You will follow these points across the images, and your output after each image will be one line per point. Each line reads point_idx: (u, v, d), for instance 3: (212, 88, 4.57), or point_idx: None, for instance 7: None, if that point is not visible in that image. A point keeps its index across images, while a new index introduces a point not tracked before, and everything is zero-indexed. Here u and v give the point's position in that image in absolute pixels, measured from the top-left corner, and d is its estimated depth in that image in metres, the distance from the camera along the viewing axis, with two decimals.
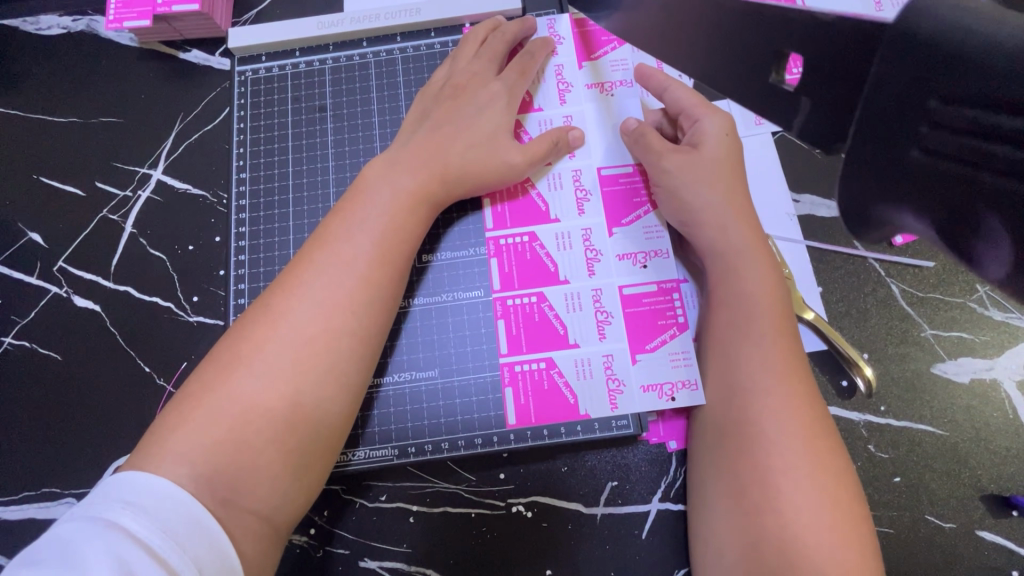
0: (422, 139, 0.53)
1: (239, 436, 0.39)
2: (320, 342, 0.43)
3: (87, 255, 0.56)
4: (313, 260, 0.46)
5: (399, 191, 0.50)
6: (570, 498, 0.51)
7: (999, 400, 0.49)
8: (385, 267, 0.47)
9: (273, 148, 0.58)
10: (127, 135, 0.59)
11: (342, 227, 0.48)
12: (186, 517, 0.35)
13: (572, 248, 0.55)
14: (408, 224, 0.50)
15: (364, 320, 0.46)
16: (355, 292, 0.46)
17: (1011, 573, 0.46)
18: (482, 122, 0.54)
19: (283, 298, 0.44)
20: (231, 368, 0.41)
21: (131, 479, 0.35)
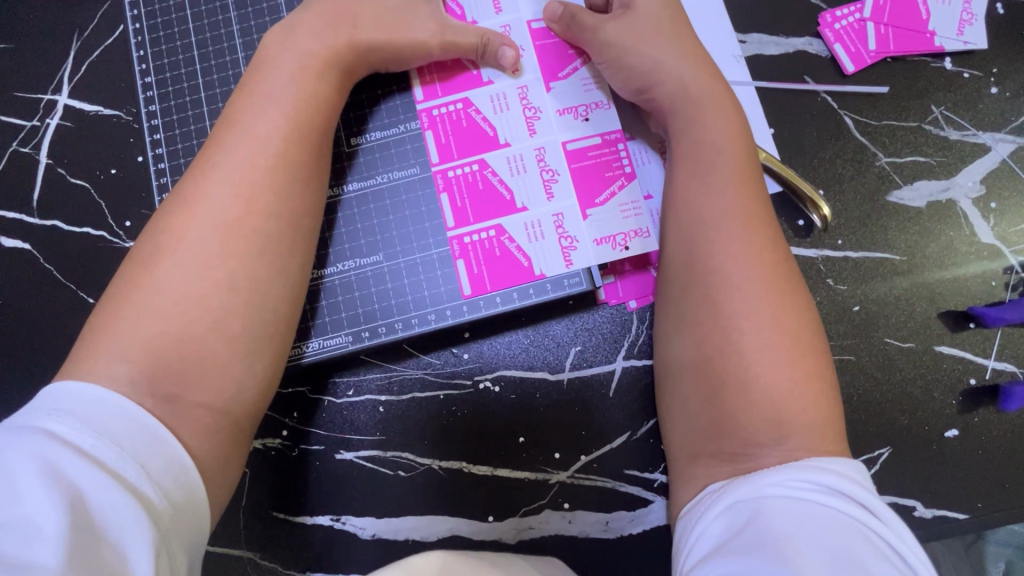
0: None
1: (178, 327, 0.38)
2: (242, 224, 0.41)
3: (8, 193, 0.56)
4: (222, 140, 0.42)
5: (304, 55, 0.44)
6: (536, 368, 0.50)
7: (955, 217, 0.50)
8: (300, 141, 0.43)
9: (175, 48, 0.54)
10: (22, 60, 0.59)
11: (248, 106, 0.43)
12: (118, 415, 0.34)
13: (509, 108, 0.48)
14: (319, 91, 0.44)
15: (288, 201, 0.43)
16: (270, 169, 0.42)
17: (968, 381, 0.49)
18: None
19: (194, 189, 0.41)
20: (148, 267, 0.39)
21: (55, 390, 0.35)
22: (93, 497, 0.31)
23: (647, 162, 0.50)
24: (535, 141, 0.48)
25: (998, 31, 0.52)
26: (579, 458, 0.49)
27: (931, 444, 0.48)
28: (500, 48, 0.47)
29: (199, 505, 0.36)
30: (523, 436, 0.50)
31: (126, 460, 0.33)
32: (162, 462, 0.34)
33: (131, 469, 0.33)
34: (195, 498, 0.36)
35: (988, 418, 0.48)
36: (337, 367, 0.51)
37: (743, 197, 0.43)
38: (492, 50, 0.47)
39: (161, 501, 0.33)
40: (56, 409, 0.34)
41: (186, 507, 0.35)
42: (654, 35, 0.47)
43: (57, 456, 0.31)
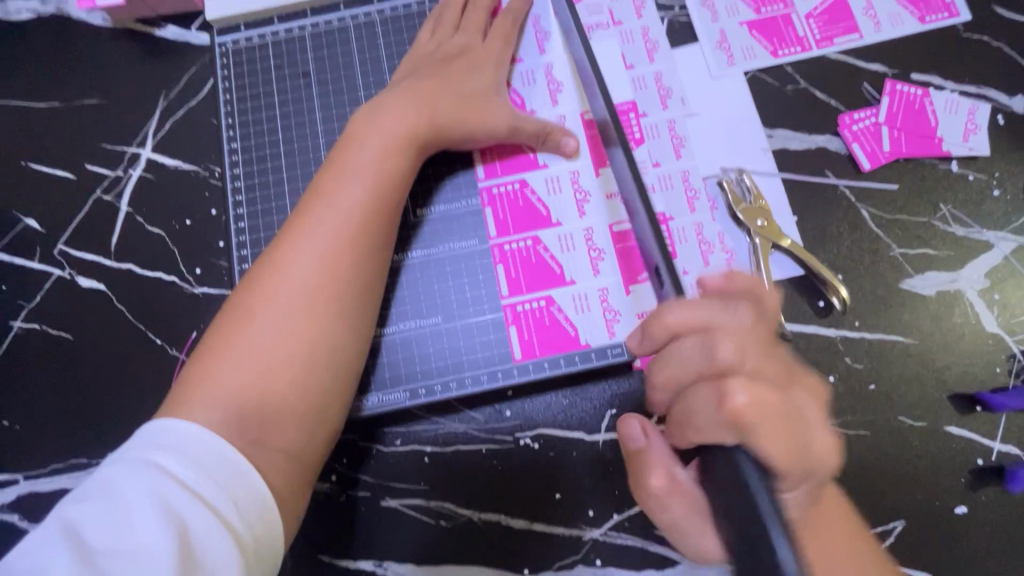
0: (407, 87, 0.51)
1: (265, 382, 0.42)
2: (325, 289, 0.45)
3: (89, 236, 0.61)
4: (311, 210, 0.47)
5: (387, 136, 0.49)
6: (573, 428, 0.54)
7: (962, 306, 0.55)
8: (379, 214, 0.48)
9: (260, 117, 0.58)
10: (112, 115, 0.64)
11: (336, 182, 0.48)
12: (211, 452, 0.38)
13: (562, 191, 0.54)
14: (397, 170, 0.49)
15: (365, 267, 0.47)
16: (353, 239, 0.47)
17: (975, 462, 0.52)
18: (466, 77, 0.53)
19: (285, 254, 0.46)
20: (241, 324, 0.44)
21: (158, 423, 0.39)
22: (193, 529, 0.35)
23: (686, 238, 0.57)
24: (585, 221, 0.53)
25: (999, 140, 0.58)
26: (611, 517, 0.52)
27: (942, 519, 0.51)
28: (562, 138, 0.53)
29: (276, 541, 0.39)
30: (559, 492, 0.53)
31: (218, 494, 0.37)
32: (248, 497, 0.38)
33: (223, 503, 0.36)
34: (274, 533, 0.39)
35: (995, 497, 0.51)
36: (387, 417, 0.54)
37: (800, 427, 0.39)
38: (554, 138, 0.53)
39: (247, 533, 0.37)
40: (160, 443, 0.37)
41: (267, 541, 0.38)
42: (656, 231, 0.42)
43: (164, 490, 0.35)
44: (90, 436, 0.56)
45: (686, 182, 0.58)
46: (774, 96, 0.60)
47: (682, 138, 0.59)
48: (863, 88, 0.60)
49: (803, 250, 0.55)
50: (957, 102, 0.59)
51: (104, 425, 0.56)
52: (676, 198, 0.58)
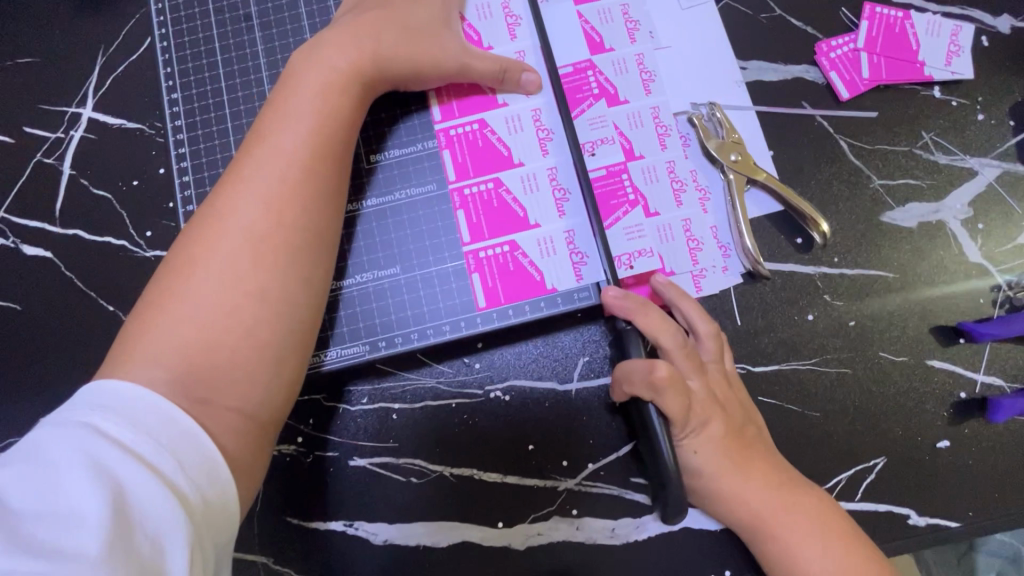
0: (352, 22, 0.48)
1: (206, 336, 0.40)
2: (268, 237, 0.43)
3: (31, 202, 0.58)
4: (252, 155, 0.44)
5: (331, 76, 0.46)
6: (544, 378, 0.52)
7: (945, 237, 0.53)
8: (327, 158, 0.45)
9: (201, 65, 0.55)
10: (48, 73, 0.60)
11: (276, 124, 0.45)
12: (153, 412, 0.36)
13: (522, 130, 0.51)
14: (344, 111, 0.46)
15: (313, 214, 0.44)
16: (298, 185, 0.44)
17: (960, 395, 0.51)
18: (416, 9, 0.50)
19: (225, 202, 0.43)
20: (180, 275, 0.41)
21: (95, 385, 0.37)
22: (131, 490, 0.33)
23: (651, 184, 0.54)
24: (548, 161, 0.51)
25: (983, 62, 0.56)
26: (586, 466, 0.51)
27: (925, 454, 0.50)
28: (521, 74, 0.50)
29: (229, 505, 0.37)
30: (532, 444, 0.51)
31: (161, 453, 0.35)
32: (195, 456, 0.36)
33: (166, 462, 0.35)
34: (227, 497, 0.37)
35: (978, 430, 0.50)
36: (352, 375, 0.52)
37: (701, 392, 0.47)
38: (512, 77, 0.50)
39: (193, 494, 0.35)
40: (97, 404, 0.36)
41: (218, 506, 0.37)
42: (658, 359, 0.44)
43: (101, 453, 0.33)
44: (45, 408, 0.54)
45: (656, 119, 0.55)
46: (748, 25, 0.57)
47: (653, 74, 0.56)
48: (840, 14, 0.57)
49: (780, 185, 0.53)
50: (939, 23, 0.56)
51: (59, 396, 0.54)
52: (645, 135, 0.55)
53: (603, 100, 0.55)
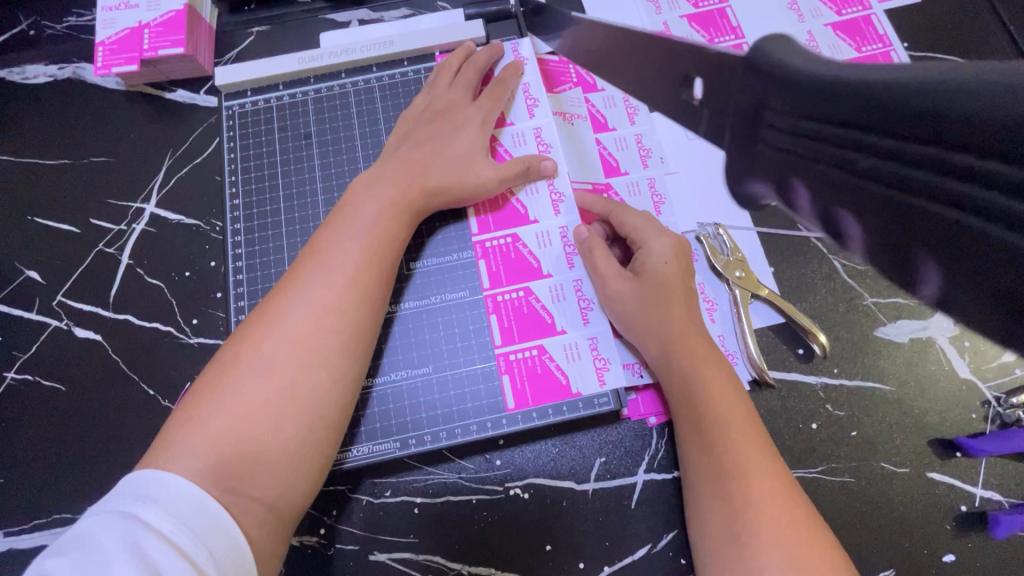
0: (403, 153, 0.55)
1: (247, 432, 0.43)
2: (314, 340, 0.47)
3: (88, 287, 0.63)
4: (306, 265, 0.49)
5: (382, 201, 0.52)
6: (562, 477, 0.54)
7: (935, 353, 0.57)
8: (372, 267, 0.50)
9: (263, 175, 0.62)
10: (119, 172, 0.67)
11: (329, 239, 0.51)
12: (192, 503, 0.39)
13: (549, 245, 0.57)
14: (392, 229, 0.52)
15: (354, 319, 0.49)
16: (345, 293, 0.49)
17: (960, 508, 0.53)
18: (459, 139, 0.57)
19: (278, 306, 0.48)
20: (231, 372, 0.45)
21: (140, 476, 0.40)
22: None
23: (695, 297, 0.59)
24: (573, 273, 0.56)
25: None
26: (602, 568, 0.52)
27: (930, 567, 0.52)
28: (540, 164, 0.57)
29: None
30: (549, 544, 0.53)
31: (197, 545, 0.37)
32: (225, 548, 0.39)
33: (201, 553, 0.37)
34: None
35: (980, 544, 0.52)
36: (377, 467, 0.55)
37: (719, 398, 0.48)
38: (533, 171, 0.57)
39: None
40: (144, 495, 0.38)
41: None
42: (643, 314, 0.51)
43: (148, 545, 0.36)
44: (76, 490, 0.56)
45: None
46: None
47: (663, 196, 0.62)
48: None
49: (780, 301, 0.58)
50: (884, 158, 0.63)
51: (91, 477, 0.56)
52: None
53: None
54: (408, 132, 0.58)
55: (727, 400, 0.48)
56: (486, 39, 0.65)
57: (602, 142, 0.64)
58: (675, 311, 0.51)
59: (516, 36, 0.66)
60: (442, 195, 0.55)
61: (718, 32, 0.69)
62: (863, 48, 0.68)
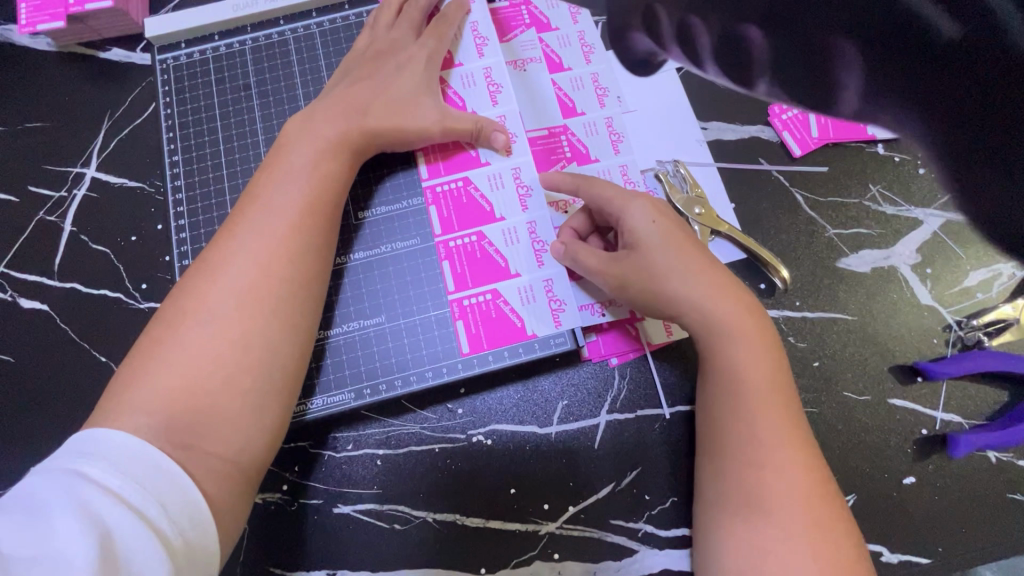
0: (344, 95, 0.53)
1: (193, 385, 0.42)
2: (258, 289, 0.45)
3: (31, 256, 0.61)
4: (246, 214, 0.47)
5: (324, 145, 0.50)
6: (525, 422, 0.54)
7: (897, 282, 0.56)
8: (315, 214, 0.48)
9: (202, 130, 0.59)
10: (57, 137, 0.64)
11: (271, 185, 0.48)
12: (141, 459, 0.38)
13: (502, 187, 0.55)
14: (332, 174, 0.50)
15: (301, 267, 0.47)
16: (287, 240, 0.47)
17: (921, 432, 0.53)
18: (404, 81, 0.54)
19: (220, 255, 0.46)
20: (172, 327, 0.43)
21: (85, 436, 0.38)
22: (118, 536, 0.34)
23: None
24: (528, 213, 0.54)
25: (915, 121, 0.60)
26: (567, 509, 0.52)
27: (892, 491, 0.52)
28: (492, 133, 0.54)
29: (209, 547, 0.39)
30: (514, 487, 0.52)
31: (147, 498, 0.36)
32: (178, 499, 0.38)
33: (152, 508, 0.36)
34: (207, 539, 0.39)
35: (941, 465, 0.52)
36: (337, 422, 0.54)
37: (745, 371, 0.46)
38: (485, 135, 0.54)
39: (177, 540, 0.36)
40: (88, 452, 0.37)
41: (199, 546, 0.38)
42: (642, 294, 0.49)
43: (92, 500, 0.35)
44: (31, 460, 0.55)
45: (625, 176, 0.60)
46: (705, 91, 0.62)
47: (621, 135, 0.61)
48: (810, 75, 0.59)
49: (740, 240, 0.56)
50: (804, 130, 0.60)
51: (48, 447, 0.55)
52: None
53: (576, 161, 0.60)
54: (348, 73, 0.55)
55: (753, 373, 0.46)
56: None
57: (556, 83, 0.62)
58: (676, 290, 0.48)
59: None
60: (387, 137, 0.53)
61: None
62: None
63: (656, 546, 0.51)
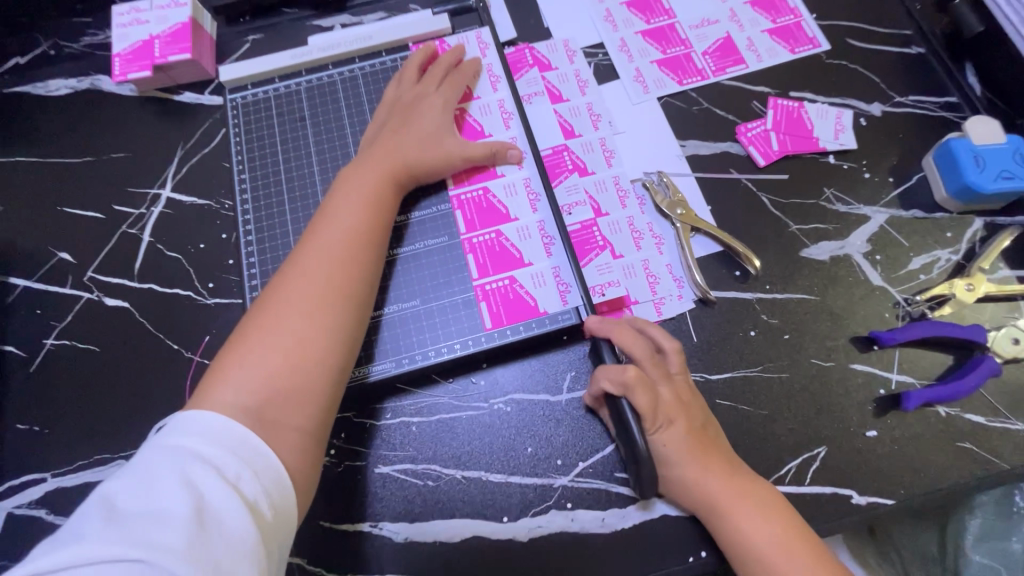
0: (386, 139, 0.64)
1: (278, 372, 0.50)
2: (328, 293, 0.54)
3: (115, 263, 0.71)
4: (312, 235, 0.57)
5: (373, 177, 0.61)
6: (539, 391, 0.63)
7: (852, 266, 0.66)
8: (370, 233, 0.58)
9: (266, 154, 0.71)
10: (137, 165, 0.76)
11: (333, 206, 0.59)
12: (235, 435, 0.45)
13: (515, 193, 0.66)
14: (380, 200, 0.61)
15: (360, 274, 0.57)
16: (347, 253, 0.56)
17: (879, 392, 0.61)
18: (432, 121, 0.66)
19: (295, 260, 0.56)
20: (256, 325, 0.52)
21: (182, 416, 0.46)
22: (222, 499, 0.41)
23: (654, 243, 0.68)
24: (537, 213, 0.65)
25: (862, 136, 0.72)
26: (577, 464, 0.60)
27: (857, 442, 0.60)
28: (507, 152, 0.66)
29: (288, 515, 0.46)
30: (531, 446, 0.61)
31: (240, 467, 0.44)
32: (265, 469, 0.46)
33: (244, 474, 0.44)
34: (287, 507, 0.46)
35: (898, 419, 0.60)
36: (379, 394, 0.63)
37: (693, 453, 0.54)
38: (501, 154, 0.66)
39: (266, 506, 0.44)
40: (190, 430, 0.44)
41: (282, 512, 0.45)
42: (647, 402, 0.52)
43: (196, 469, 0.42)
44: (113, 433, 0.64)
45: (618, 185, 0.71)
46: (682, 116, 0.74)
47: (613, 151, 0.72)
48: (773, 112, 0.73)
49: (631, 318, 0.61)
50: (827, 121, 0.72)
51: (127, 422, 0.64)
52: (610, 197, 0.70)
53: (576, 173, 0.71)
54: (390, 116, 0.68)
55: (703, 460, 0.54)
56: (452, 30, 0.76)
57: (557, 112, 0.74)
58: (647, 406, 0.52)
59: (478, 26, 0.77)
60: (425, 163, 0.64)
61: (685, 74, 0.76)
62: (778, 20, 0.79)
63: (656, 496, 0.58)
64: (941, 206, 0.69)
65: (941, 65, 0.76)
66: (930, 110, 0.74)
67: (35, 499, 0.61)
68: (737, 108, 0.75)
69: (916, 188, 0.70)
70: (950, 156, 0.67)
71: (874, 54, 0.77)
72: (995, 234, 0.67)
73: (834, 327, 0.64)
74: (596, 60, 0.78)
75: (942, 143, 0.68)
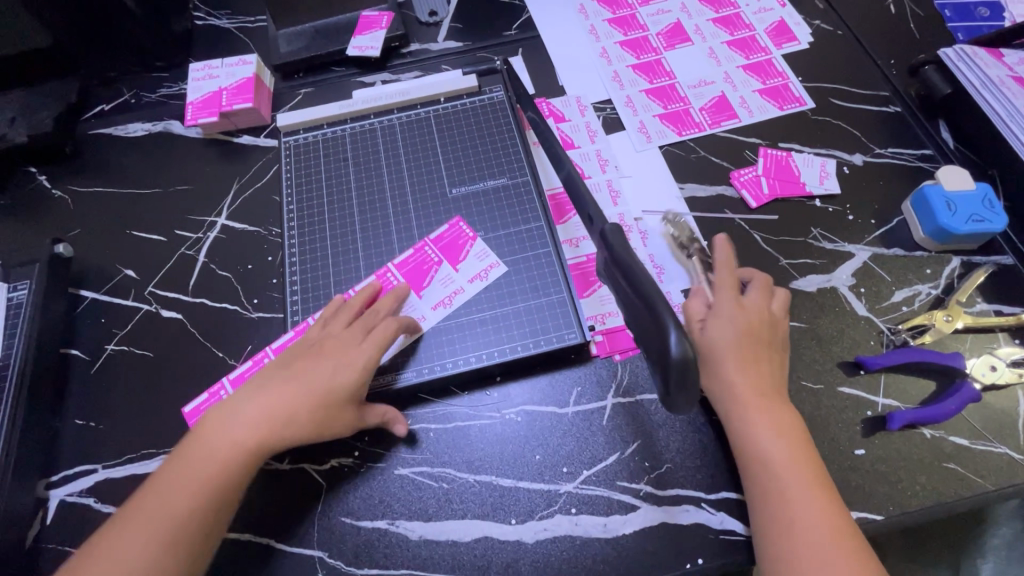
0: (282, 383, 0.61)
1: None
2: (149, 524, 0.54)
3: (173, 280, 0.80)
4: (189, 468, 0.57)
5: (244, 432, 0.59)
6: (547, 403, 0.68)
7: (838, 297, 0.72)
8: (231, 466, 0.57)
9: (312, 188, 0.81)
10: (198, 196, 0.87)
11: (204, 446, 0.58)
12: None
13: (446, 288, 0.72)
14: (239, 447, 0.58)
15: (213, 499, 0.56)
16: (165, 491, 0.56)
17: (866, 414, 0.65)
18: (330, 375, 0.62)
19: (170, 474, 0.57)
20: (106, 545, 0.54)
21: None
22: None
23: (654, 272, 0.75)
24: (432, 313, 0.71)
25: (845, 183, 0.80)
26: (582, 472, 0.64)
27: (848, 460, 0.63)
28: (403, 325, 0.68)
29: None
30: (539, 454, 0.65)
31: None
32: None
33: None
34: None
35: (886, 439, 0.64)
36: (401, 402, 0.69)
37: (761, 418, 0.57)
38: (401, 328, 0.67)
39: None
40: None
41: None
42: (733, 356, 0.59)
43: None
44: (159, 431, 0.70)
45: (623, 221, 0.78)
46: (681, 162, 0.83)
47: (619, 192, 0.81)
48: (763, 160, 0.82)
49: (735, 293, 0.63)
50: (811, 159, 0.82)
51: (172, 421, 0.71)
52: None
53: None
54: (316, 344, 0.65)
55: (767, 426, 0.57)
56: (478, 87, 0.87)
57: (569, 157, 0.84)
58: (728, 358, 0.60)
59: (499, 84, 0.88)
60: (301, 441, 0.60)
61: (685, 126, 0.86)
62: (768, 81, 0.89)
63: (656, 503, 0.62)
64: (920, 245, 0.75)
65: (916, 123, 0.85)
66: (908, 161, 0.82)
67: (85, 489, 0.67)
68: (731, 156, 0.83)
69: (897, 229, 0.76)
70: (924, 200, 0.74)
71: (855, 111, 0.86)
72: (970, 271, 0.73)
73: (822, 353, 0.69)
74: (604, 113, 0.88)
75: (917, 189, 0.75)
